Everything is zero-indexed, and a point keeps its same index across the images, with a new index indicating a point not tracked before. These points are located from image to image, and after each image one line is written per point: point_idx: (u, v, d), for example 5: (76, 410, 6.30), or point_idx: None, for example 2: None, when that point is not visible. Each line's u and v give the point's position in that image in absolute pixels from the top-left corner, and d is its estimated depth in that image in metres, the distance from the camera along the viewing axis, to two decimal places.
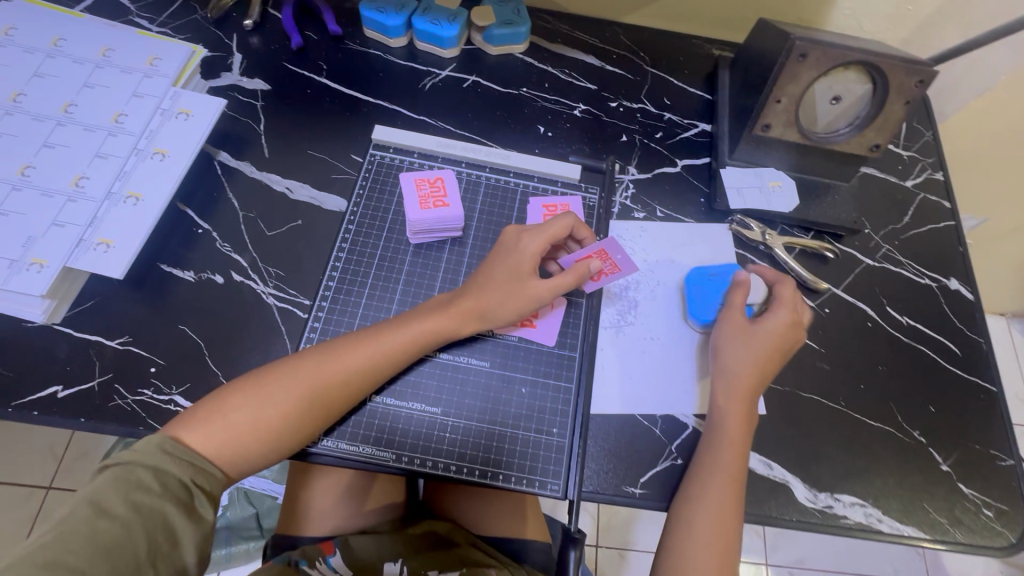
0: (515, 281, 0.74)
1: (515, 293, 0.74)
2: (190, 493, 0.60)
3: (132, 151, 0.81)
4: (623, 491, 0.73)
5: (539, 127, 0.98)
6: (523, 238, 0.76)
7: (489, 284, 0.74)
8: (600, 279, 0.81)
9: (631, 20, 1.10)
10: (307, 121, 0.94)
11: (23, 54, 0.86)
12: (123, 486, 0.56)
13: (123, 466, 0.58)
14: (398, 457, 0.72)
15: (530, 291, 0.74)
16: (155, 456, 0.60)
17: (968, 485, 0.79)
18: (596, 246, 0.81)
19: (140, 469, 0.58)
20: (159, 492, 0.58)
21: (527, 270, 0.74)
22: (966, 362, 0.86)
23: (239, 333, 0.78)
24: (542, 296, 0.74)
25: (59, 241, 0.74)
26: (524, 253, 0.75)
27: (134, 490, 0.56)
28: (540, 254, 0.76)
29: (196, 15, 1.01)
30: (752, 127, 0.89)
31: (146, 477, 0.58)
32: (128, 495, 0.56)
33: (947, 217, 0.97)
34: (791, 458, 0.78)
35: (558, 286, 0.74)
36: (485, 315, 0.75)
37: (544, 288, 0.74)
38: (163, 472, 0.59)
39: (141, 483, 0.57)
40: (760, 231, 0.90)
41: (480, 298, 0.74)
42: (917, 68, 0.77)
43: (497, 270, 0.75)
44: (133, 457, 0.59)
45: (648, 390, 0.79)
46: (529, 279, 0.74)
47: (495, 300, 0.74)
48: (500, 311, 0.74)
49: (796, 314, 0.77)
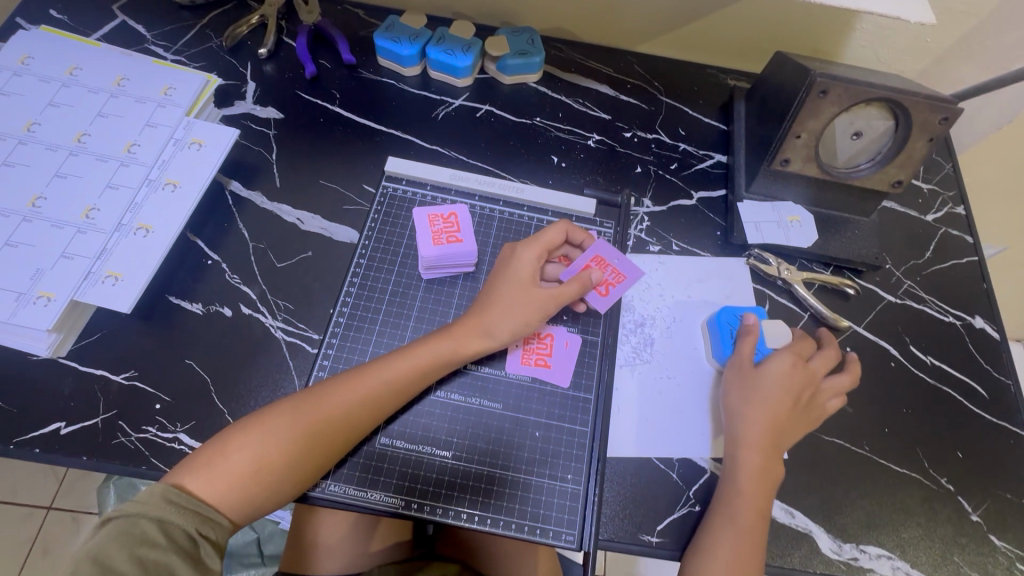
0: (513, 290, 0.73)
1: (517, 310, 0.72)
2: (196, 544, 0.58)
3: (143, 182, 0.81)
4: (640, 540, 0.71)
5: (553, 158, 0.97)
6: (517, 250, 0.76)
7: (488, 300, 0.74)
8: (612, 289, 0.80)
9: (645, 49, 1.10)
10: (319, 151, 0.94)
11: (38, 84, 0.86)
12: (127, 540, 0.55)
13: (125, 519, 0.56)
14: (407, 504, 0.70)
15: (532, 300, 0.72)
16: (159, 507, 0.58)
17: (999, 537, 0.75)
18: (594, 252, 0.81)
19: (144, 520, 0.56)
20: (165, 546, 0.56)
21: (527, 279, 0.74)
22: (993, 405, 0.83)
23: (246, 369, 0.76)
24: (548, 308, 0.73)
25: (67, 274, 0.73)
26: (519, 266, 0.74)
27: (139, 544, 0.55)
28: (537, 264, 0.75)
29: (210, 43, 1.02)
30: (771, 161, 0.88)
31: (150, 529, 0.56)
32: (132, 550, 0.54)
33: (970, 252, 0.95)
34: (814, 506, 0.75)
35: (563, 295, 0.73)
36: (485, 341, 0.73)
37: (544, 292, 0.73)
38: (168, 523, 0.57)
39: (146, 536, 0.55)
40: (778, 266, 0.88)
41: (480, 316, 0.73)
42: (942, 105, 0.75)
43: (496, 295, 0.74)
44: (137, 508, 0.57)
45: (666, 432, 0.76)
46: (532, 288, 0.73)
47: (496, 319, 0.72)
48: (500, 334, 0.72)
49: (803, 359, 0.75)
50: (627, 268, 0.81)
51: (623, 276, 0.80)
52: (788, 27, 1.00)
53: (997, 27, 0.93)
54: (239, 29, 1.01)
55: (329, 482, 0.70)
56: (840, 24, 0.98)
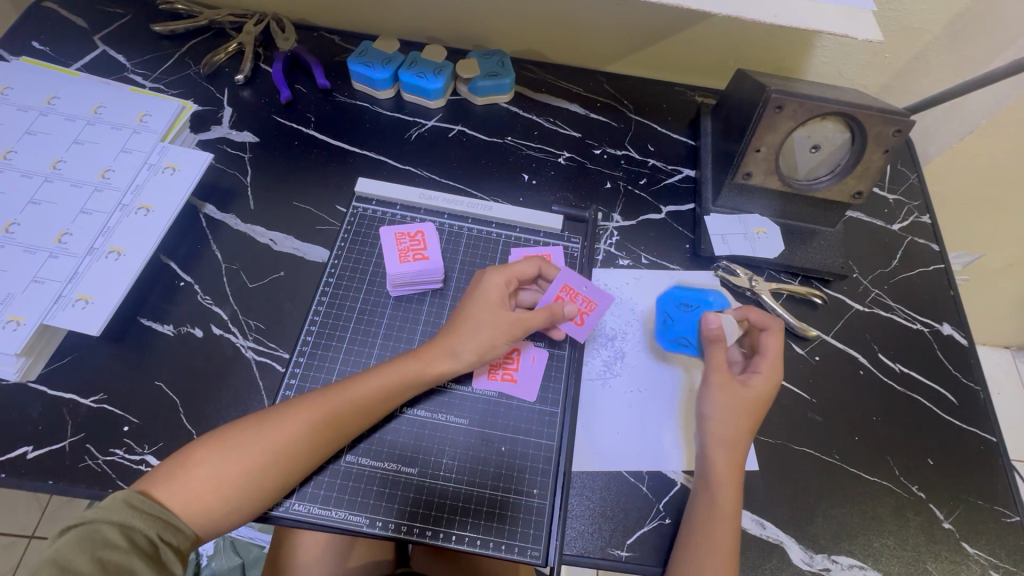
0: (485, 313, 0.73)
1: (484, 332, 0.72)
2: (157, 549, 0.58)
3: (117, 207, 0.82)
4: (609, 554, 0.70)
5: (524, 175, 0.99)
6: (485, 274, 0.77)
7: (462, 321, 0.74)
8: (587, 317, 0.81)
9: (614, 69, 1.12)
10: (293, 173, 0.95)
11: (16, 112, 0.88)
12: (87, 544, 0.55)
13: (86, 525, 0.56)
14: (372, 522, 0.69)
15: (500, 321, 0.73)
16: (121, 511, 0.58)
17: (972, 544, 0.75)
18: (560, 283, 0.81)
19: (104, 526, 0.56)
20: (126, 549, 0.56)
21: (496, 301, 0.74)
22: (963, 411, 0.84)
23: (215, 389, 0.77)
24: (514, 332, 0.73)
25: (37, 297, 0.74)
26: (485, 287, 0.75)
27: (99, 546, 0.55)
28: (507, 289, 0.76)
29: (188, 71, 1.04)
30: (734, 176, 0.90)
31: (111, 533, 0.56)
32: (94, 553, 0.54)
33: (936, 259, 0.96)
34: (785, 517, 0.75)
35: (529, 321, 0.74)
36: (450, 362, 0.72)
37: (515, 318, 0.73)
38: (129, 528, 0.57)
39: (107, 540, 0.55)
40: (746, 277, 0.90)
41: (449, 338, 0.73)
42: (894, 118, 0.77)
43: (466, 316, 0.74)
44: (98, 514, 0.57)
45: (634, 446, 0.77)
46: (500, 309, 0.74)
47: (464, 340, 0.72)
48: (466, 355, 0.72)
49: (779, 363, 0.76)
50: (596, 294, 0.82)
51: (595, 303, 0.82)
52: (750, 46, 1.03)
53: (951, 42, 0.96)
54: (216, 57, 1.03)
55: (294, 501, 0.70)
56: (799, 42, 1.01)
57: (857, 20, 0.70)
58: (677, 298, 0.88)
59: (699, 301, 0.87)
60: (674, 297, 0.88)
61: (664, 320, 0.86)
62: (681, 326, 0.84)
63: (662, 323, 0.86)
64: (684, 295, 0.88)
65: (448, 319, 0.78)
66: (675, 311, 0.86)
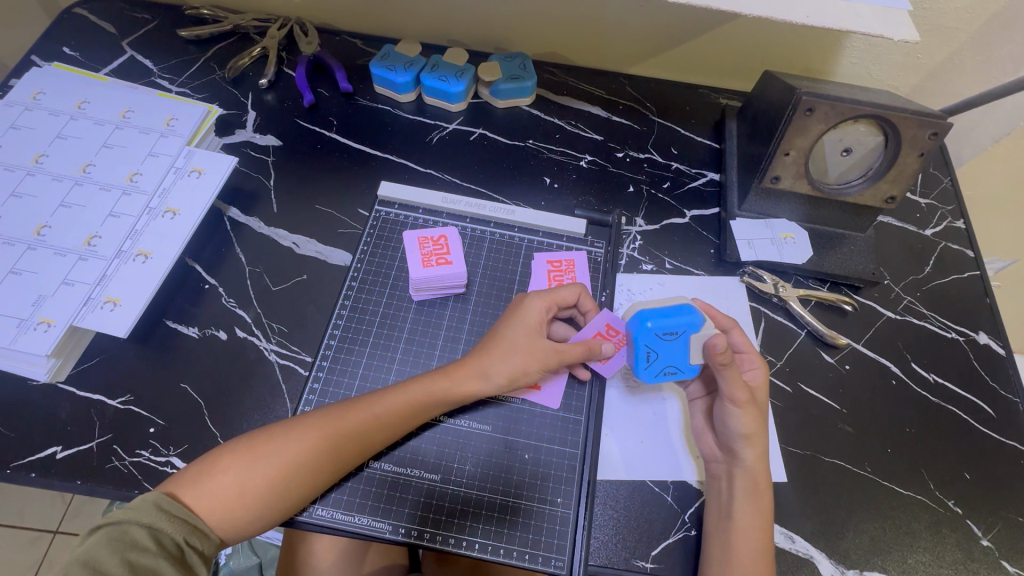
0: (523, 341, 0.72)
1: (521, 359, 0.71)
2: (183, 552, 0.59)
3: (144, 210, 0.83)
4: (634, 566, 0.69)
5: (546, 179, 0.98)
6: (527, 297, 0.76)
7: (494, 342, 0.73)
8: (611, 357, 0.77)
9: (637, 70, 1.11)
10: (315, 176, 0.96)
11: (48, 117, 0.90)
12: (118, 546, 0.55)
13: (115, 525, 0.56)
14: (395, 529, 0.69)
15: (538, 348, 0.72)
16: (149, 514, 0.58)
17: (1011, 562, 0.72)
18: (602, 320, 0.78)
19: (134, 527, 0.57)
20: (155, 551, 0.56)
21: (535, 327, 0.73)
22: (1000, 424, 0.81)
23: (239, 392, 0.77)
24: (549, 361, 0.72)
25: (67, 300, 0.76)
26: (526, 312, 0.74)
27: (130, 549, 0.55)
28: (547, 316, 0.75)
29: (213, 75, 1.05)
30: (762, 179, 0.87)
31: (140, 536, 0.56)
32: (123, 555, 0.55)
33: (972, 266, 0.93)
34: (815, 531, 0.73)
35: (566, 354, 0.72)
36: (479, 382, 0.71)
37: (552, 349, 0.72)
38: (157, 531, 0.58)
39: (137, 542, 0.56)
40: (773, 283, 0.88)
41: (480, 359, 0.72)
42: (931, 121, 0.75)
43: (502, 337, 0.73)
44: (128, 515, 0.57)
45: (655, 456, 0.75)
46: (538, 336, 0.73)
47: (496, 364, 0.71)
48: (497, 378, 0.71)
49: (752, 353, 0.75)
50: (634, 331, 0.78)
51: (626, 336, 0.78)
52: (777, 46, 1.01)
53: (988, 41, 0.93)
54: (241, 61, 1.05)
55: (317, 506, 0.70)
56: (828, 42, 0.98)
57: (893, 21, 0.67)
58: (658, 327, 0.68)
59: (683, 327, 0.68)
60: (652, 328, 0.68)
61: (644, 354, 0.70)
62: (647, 358, 0.71)
63: (643, 358, 0.71)
64: (666, 320, 0.68)
65: (473, 346, 0.78)
66: (654, 344, 0.69)
